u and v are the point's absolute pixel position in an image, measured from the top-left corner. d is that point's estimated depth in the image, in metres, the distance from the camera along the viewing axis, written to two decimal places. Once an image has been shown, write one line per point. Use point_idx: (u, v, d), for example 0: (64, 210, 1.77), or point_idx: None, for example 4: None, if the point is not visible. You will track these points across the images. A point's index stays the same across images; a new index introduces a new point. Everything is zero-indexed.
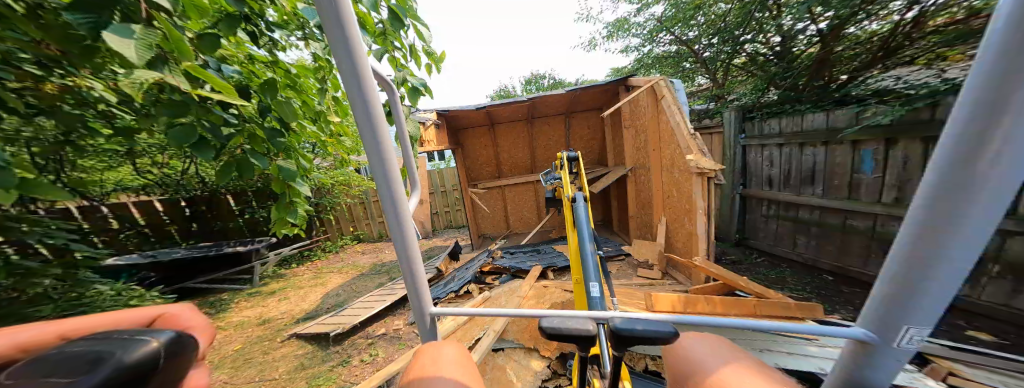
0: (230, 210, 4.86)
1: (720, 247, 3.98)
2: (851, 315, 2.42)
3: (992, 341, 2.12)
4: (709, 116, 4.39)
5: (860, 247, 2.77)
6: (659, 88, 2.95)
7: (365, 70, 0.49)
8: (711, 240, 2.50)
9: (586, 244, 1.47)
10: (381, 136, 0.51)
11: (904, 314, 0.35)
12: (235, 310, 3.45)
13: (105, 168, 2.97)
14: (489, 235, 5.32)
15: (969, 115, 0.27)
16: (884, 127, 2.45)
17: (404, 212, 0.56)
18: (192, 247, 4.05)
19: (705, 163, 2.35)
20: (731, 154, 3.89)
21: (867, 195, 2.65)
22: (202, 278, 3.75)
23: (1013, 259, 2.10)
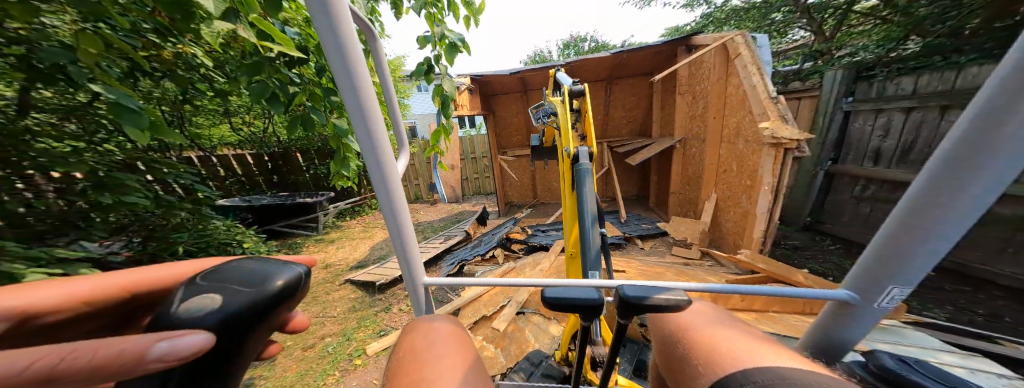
0: (299, 165, 5.35)
1: (783, 232, 3.59)
2: (944, 314, 2.17)
3: None
4: (803, 78, 3.65)
5: (998, 239, 2.31)
6: (734, 45, 2.53)
7: (348, 31, 0.47)
8: (773, 221, 2.23)
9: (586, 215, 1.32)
10: (367, 108, 0.51)
11: (905, 261, 0.39)
12: (305, 252, 4.02)
13: (206, 122, 3.48)
14: (516, 204, 5.35)
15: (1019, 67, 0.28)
16: None
17: (391, 175, 0.58)
18: (273, 196, 4.70)
19: (783, 132, 2.01)
20: (826, 121, 3.29)
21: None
22: (282, 222, 4.32)
23: None
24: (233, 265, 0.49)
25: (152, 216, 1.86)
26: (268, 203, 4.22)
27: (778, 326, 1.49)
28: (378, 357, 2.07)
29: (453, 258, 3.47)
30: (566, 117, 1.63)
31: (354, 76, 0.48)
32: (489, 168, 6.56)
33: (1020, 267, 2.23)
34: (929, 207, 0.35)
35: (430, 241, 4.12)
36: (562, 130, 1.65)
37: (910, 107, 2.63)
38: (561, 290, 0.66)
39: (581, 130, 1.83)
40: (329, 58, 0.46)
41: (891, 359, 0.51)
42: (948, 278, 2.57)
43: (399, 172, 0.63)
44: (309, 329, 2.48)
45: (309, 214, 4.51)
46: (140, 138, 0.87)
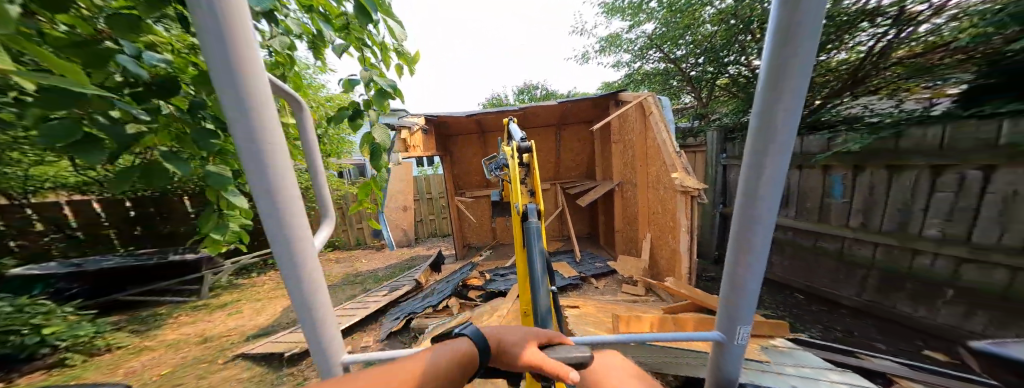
0: (185, 211, 4.35)
1: (702, 265, 4.05)
2: (819, 333, 2.60)
3: (945, 360, 2.18)
4: (695, 135, 4.51)
5: (830, 269, 3.04)
6: (648, 104, 2.97)
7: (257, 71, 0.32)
8: (693, 259, 2.48)
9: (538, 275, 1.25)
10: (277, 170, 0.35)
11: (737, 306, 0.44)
12: (171, 325, 3.09)
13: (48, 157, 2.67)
14: (474, 246, 5.10)
15: (763, 96, 0.34)
16: (854, 154, 2.72)
17: (303, 252, 0.41)
18: (120, 256, 3.53)
19: (689, 182, 2.36)
20: (713, 173, 3.98)
21: (837, 218, 2.92)
22: (133, 289, 3.26)
23: (966, 283, 2.21)
24: None
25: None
26: (111, 265, 3.16)
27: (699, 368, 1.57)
28: None
29: (397, 313, 3.07)
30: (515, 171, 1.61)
31: (259, 129, 0.32)
32: (445, 208, 6.29)
33: (850, 289, 2.89)
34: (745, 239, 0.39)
35: (369, 294, 3.59)
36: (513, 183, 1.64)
37: None
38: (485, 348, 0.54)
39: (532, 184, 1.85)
40: (222, 95, 0.31)
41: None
42: (812, 300, 3.16)
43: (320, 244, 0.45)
44: None
45: (190, 272, 3.61)
46: None
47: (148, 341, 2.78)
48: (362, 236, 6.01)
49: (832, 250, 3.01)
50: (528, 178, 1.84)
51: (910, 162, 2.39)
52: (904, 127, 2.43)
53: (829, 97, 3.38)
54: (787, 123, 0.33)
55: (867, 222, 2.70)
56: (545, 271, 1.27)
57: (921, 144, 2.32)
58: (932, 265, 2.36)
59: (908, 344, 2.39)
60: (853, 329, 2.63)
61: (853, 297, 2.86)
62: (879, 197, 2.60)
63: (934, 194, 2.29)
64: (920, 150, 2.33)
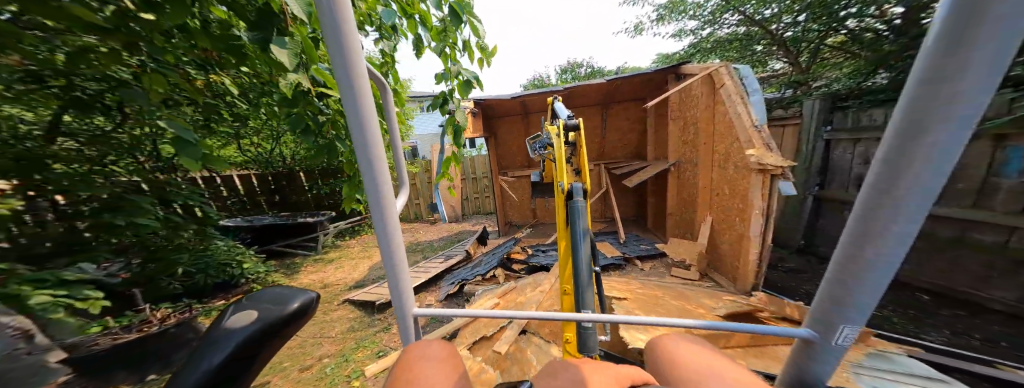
0: (302, 186, 5.30)
1: (780, 254, 3.59)
2: (943, 337, 2.18)
3: None
4: (786, 105, 3.84)
5: (978, 265, 2.41)
6: (719, 75, 2.70)
7: (364, 86, 0.51)
8: (766, 245, 2.27)
9: (578, 245, 1.37)
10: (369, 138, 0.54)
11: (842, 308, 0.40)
12: (303, 273, 3.94)
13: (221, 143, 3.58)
14: (515, 224, 5.32)
15: (939, 50, 0.27)
16: None
17: (389, 211, 0.61)
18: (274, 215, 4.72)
19: (768, 159, 2.13)
20: (809, 149, 3.42)
21: (1005, 204, 2.25)
22: (283, 242, 4.24)
23: None
24: (269, 291, 0.62)
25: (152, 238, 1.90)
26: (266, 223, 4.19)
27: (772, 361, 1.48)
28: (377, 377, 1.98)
29: (451, 278, 3.39)
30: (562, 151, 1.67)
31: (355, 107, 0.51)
32: (489, 188, 6.58)
33: (1009, 293, 2.28)
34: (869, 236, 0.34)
35: (428, 260, 4.07)
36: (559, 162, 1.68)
37: None
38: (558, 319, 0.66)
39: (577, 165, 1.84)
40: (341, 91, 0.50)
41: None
42: (940, 301, 2.59)
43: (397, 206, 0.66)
44: (306, 351, 2.41)
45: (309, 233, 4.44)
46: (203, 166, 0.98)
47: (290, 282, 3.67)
48: (420, 212, 6.71)
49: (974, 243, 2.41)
50: (574, 157, 1.84)
51: None
52: None
53: None
54: (965, 102, 0.26)
55: None
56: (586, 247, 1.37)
57: None
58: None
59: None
60: (1000, 340, 2.11)
61: (1010, 302, 2.27)
62: None
63: None
64: None
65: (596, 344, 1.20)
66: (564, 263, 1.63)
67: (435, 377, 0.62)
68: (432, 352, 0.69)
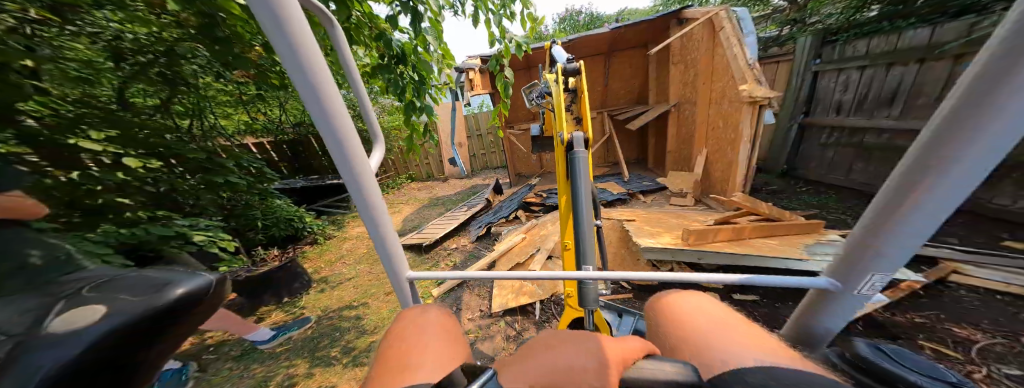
0: (316, 151, 5.47)
1: (766, 179, 4.03)
2: None
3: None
4: (780, 43, 3.99)
5: None
6: (719, 20, 2.84)
7: (310, 46, 0.46)
8: (752, 169, 2.71)
9: (580, 206, 1.17)
10: (332, 111, 0.50)
11: (863, 266, 0.42)
12: (347, 225, 4.38)
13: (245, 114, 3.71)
14: (525, 175, 5.65)
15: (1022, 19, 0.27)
16: None
17: (362, 171, 0.58)
18: (303, 180, 5.03)
19: (758, 92, 2.42)
20: (799, 81, 3.72)
21: None
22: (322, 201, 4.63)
23: None
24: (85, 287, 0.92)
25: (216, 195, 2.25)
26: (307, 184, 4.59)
27: (748, 247, 1.97)
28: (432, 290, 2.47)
29: (478, 223, 3.84)
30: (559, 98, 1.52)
31: (307, 74, 0.46)
32: (495, 143, 6.78)
33: None
34: (901, 201, 0.36)
35: (452, 210, 4.49)
36: (557, 112, 1.54)
37: (865, 66, 3.07)
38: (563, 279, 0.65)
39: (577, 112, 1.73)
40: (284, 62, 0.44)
41: (866, 347, 0.47)
42: None
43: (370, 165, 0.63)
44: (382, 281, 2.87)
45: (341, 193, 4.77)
46: None
47: (334, 235, 4.11)
48: (432, 171, 7.00)
49: (902, 147, 2.84)
50: (574, 104, 1.72)
51: None
52: None
53: None
54: None
55: None
56: (590, 200, 1.20)
57: None
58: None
59: (987, 238, 2.30)
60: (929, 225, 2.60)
61: None
62: None
63: None
64: None
65: (594, 298, 1.17)
66: (565, 219, 1.46)
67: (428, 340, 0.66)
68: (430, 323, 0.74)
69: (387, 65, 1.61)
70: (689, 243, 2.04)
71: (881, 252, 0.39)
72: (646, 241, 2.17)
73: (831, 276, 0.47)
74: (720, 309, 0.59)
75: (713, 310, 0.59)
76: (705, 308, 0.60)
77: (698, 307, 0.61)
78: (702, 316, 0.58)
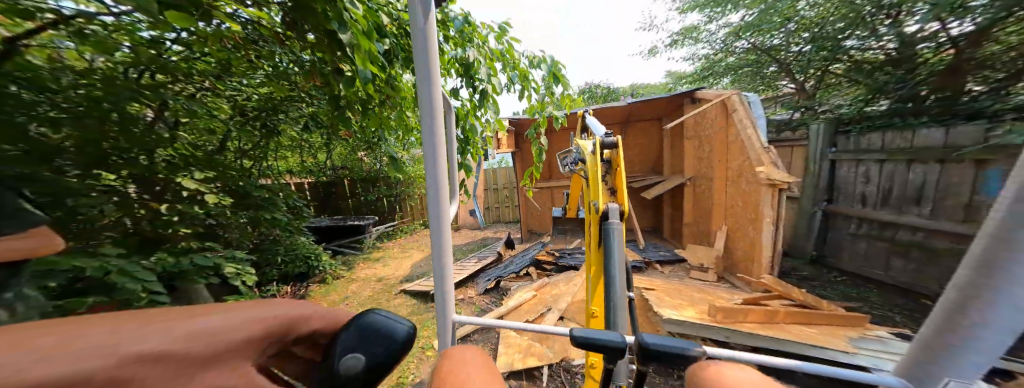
0: (346, 192, 5.91)
1: (793, 263, 3.79)
2: None
3: None
4: (792, 128, 4.22)
5: None
6: (731, 102, 3.07)
7: (437, 107, 0.73)
8: (777, 249, 2.60)
9: (614, 284, 1.13)
10: (435, 143, 0.73)
11: (949, 363, 0.37)
12: (357, 268, 4.44)
13: (295, 157, 4.18)
14: (537, 231, 5.65)
15: None
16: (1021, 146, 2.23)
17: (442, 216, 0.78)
18: (328, 218, 5.30)
19: (777, 175, 2.48)
20: (816, 168, 3.77)
21: None
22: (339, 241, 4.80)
23: None
24: None
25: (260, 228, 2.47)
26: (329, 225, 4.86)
27: (785, 332, 1.82)
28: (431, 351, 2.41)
29: (487, 277, 3.75)
30: (595, 170, 1.48)
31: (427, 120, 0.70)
32: (512, 197, 6.98)
33: None
34: (974, 297, 0.34)
35: (463, 260, 4.48)
36: (591, 182, 1.50)
37: (883, 159, 3.12)
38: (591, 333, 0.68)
39: (611, 184, 1.66)
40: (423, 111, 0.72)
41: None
42: None
43: (449, 215, 0.83)
44: None
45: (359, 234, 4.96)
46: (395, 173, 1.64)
47: (343, 276, 4.13)
48: None
49: (942, 248, 2.64)
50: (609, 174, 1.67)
51: None
52: None
53: None
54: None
55: None
56: (623, 276, 1.16)
57: None
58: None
59: None
60: None
61: None
62: None
63: None
64: None
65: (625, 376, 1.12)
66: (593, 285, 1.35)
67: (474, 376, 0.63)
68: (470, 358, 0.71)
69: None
70: (718, 320, 1.92)
71: (958, 351, 0.36)
72: (668, 312, 2.04)
73: (912, 370, 0.41)
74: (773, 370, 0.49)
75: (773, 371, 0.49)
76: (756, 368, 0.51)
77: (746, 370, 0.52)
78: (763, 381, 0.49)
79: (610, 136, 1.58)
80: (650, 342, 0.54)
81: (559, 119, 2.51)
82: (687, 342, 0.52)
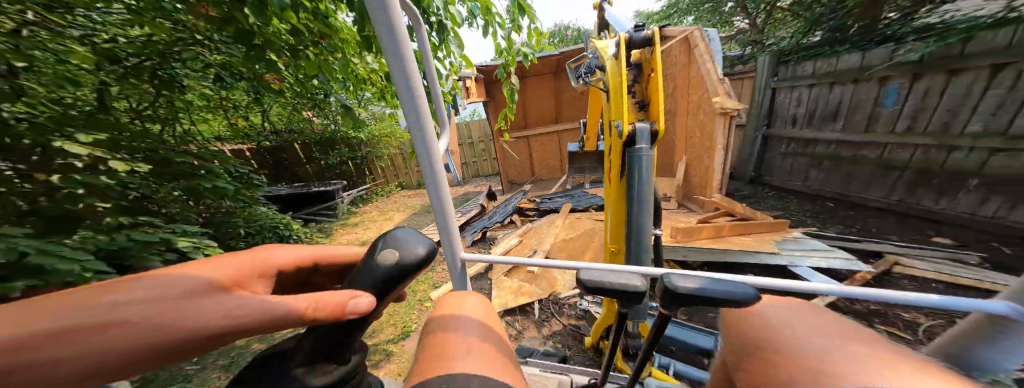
0: (300, 157, 5.37)
1: (736, 186, 4.41)
2: (839, 225, 2.91)
3: (951, 243, 2.34)
4: (743, 61, 4.53)
5: (865, 175, 3.10)
6: (693, 39, 3.19)
7: (396, 13, 0.53)
8: (725, 173, 3.05)
9: (642, 211, 1.17)
10: (407, 70, 0.57)
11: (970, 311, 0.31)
12: (335, 234, 4.31)
13: (233, 120, 3.59)
14: (516, 182, 5.77)
15: None
16: (915, 62, 2.66)
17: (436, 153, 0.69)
18: (291, 188, 4.89)
19: (729, 104, 2.77)
20: (761, 96, 4.16)
21: (884, 125, 2.94)
22: (308, 209, 4.64)
23: (995, 170, 2.28)
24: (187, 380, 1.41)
25: (205, 196, 2.17)
26: (291, 193, 4.59)
27: (727, 243, 2.21)
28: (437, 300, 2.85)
29: (472, 227, 3.89)
30: (620, 82, 1.25)
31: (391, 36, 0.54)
32: (487, 151, 6.88)
33: (882, 191, 2.98)
34: None
35: (447, 216, 4.55)
36: (614, 99, 1.31)
37: (813, 84, 3.56)
38: (605, 277, 0.78)
39: (641, 95, 1.41)
40: (376, 19, 0.53)
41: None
42: (841, 206, 3.30)
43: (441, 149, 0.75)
44: None
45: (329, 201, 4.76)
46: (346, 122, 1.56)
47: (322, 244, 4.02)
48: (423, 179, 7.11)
49: (847, 157, 3.29)
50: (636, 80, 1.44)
51: (970, 64, 2.34)
52: (976, 29, 2.32)
53: None
54: None
55: (913, 125, 2.73)
56: (648, 202, 1.18)
57: (991, 47, 2.24)
58: (965, 157, 2.42)
59: (920, 233, 2.54)
60: (874, 220, 2.89)
61: (881, 199, 2.98)
62: (929, 101, 2.62)
63: (987, 90, 2.29)
64: (985, 53, 2.27)
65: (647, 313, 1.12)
66: (614, 219, 1.44)
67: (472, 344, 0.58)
68: (468, 307, 0.71)
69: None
70: (678, 239, 2.30)
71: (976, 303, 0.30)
72: None
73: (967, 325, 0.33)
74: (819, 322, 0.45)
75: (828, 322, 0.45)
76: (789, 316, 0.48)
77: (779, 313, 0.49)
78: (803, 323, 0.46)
79: (642, 29, 1.25)
80: (682, 284, 0.55)
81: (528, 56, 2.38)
82: (734, 283, 0.52)
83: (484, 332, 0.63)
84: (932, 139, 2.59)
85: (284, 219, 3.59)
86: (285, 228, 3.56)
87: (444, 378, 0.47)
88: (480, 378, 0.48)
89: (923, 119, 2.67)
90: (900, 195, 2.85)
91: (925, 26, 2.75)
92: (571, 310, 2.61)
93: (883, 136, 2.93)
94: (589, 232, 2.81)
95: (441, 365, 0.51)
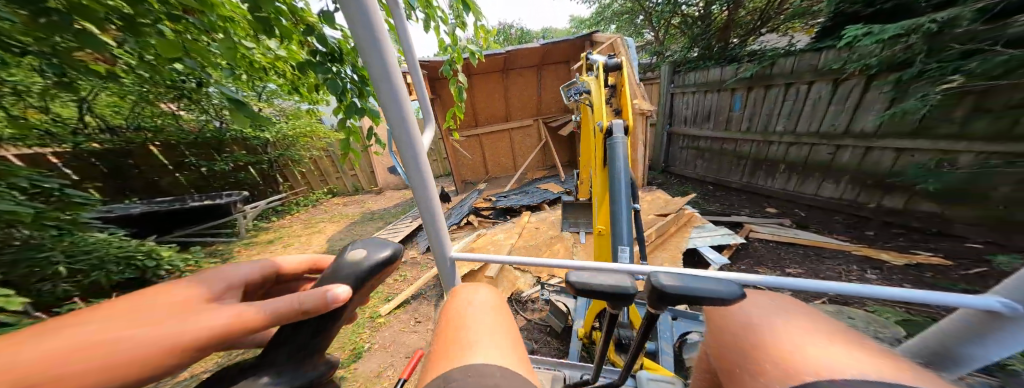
0: (161, 162, 3.98)
1: (651, 174, 5.38)
2: (717, 203, 3.93)
3: (772, 211, 3.49)
4: (652, 69, 5.51)
5: (728, 162, 4.24)
6: (617, 45, 3.63)
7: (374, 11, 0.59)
8: (644, 165, 3.74)
9: (620, 192, 1.30)
10: (387, 63, 0.63)
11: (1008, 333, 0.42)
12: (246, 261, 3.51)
13: (38, 113, 2.42)
14: (469, 181, 5.75)
15: None
16: (749, 79, 3.76)
17: (420, 149, 0.77)
18: (145, 204, 3.58)
19: (644, 106, 3.32)
20: (664, 99, 5.14)
21: (735, 124, 4.04)
22: (188, 229, 3.61)
23: (795, 159, 3.44)
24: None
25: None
26: (144, 211, 3.28)
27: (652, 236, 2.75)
28: (396, 313, 2.68)
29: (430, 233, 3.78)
30: (600, 99, 1.71)
31: (374, 30, 0.60)
32: (435, 151, 6.54)
33: (737, 176, 4.14)
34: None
35: (397, 223, 4.25)
36: (597, 106, 1.71)
37: (694, 90, 4.60)
38: (596, 278, 0.80)
39: (615, 105, 1.84)
40: (348, 13, 0.57)
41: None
42: (717, 187, 4.41)
43: (424, 144, 0.81)
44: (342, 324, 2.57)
45: (222, 217, 3.79)
46: (247, 123, 1.19)
47: None
48: (357, 183, 6.40)
49: (716, 148, 4.40)
50: (613, 97, 1.86)
51: (775, 81, 3.46)
52: (779, 57, 3.38)
53: (745, 35, 4.24)
54: None
55: (750, 125, 3.85)
56: (627, 185, 1.34)
57: (784, 70, 3.34)
58: (779, 149, 3.58)
59: (759, 205, 3.66)
60: (737, 196, 4.00)
61: (738, 180, 4.13)
62: (755, 106, 3.77)
63: (784, 101, 3.42)
64: (783, 74, 3.37)
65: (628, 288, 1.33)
66: (600, 205, 1.62)
67: (490, 318, 0.74)
68: (478, 297, 0.83)
69: (319, 63, 1.29)
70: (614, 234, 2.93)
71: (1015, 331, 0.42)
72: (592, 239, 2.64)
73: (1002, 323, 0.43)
74: (802, 318, 0.58)
75: (809, 317, 0.58)
76: (778, 314, 0.60)
77: (770, 309, 0.62)
78: (793, 319, 0.58)
79: (614, 58, 1.72)
80: (669, 285, 0.62)
81: (478, 56, 2.29)
82: (718, 285, 0.60)
83: (497, 312, 0.78)
84: (758, 135, 3.75)
85: (148, 247, 2.61)
86: (159, 257, 2.64)
87: (462, 368, 0.55)
88: (491, 365, 0.57)
89: (752, 120, 3.82)
90: (747, 177, 4.02)
91: (756, 50, 3.86)
92: (532, 304, 2.85)
93: (734, 133, 4.07)
94: (552, 237, 3.04)
95: (454, 360, 0.60)
